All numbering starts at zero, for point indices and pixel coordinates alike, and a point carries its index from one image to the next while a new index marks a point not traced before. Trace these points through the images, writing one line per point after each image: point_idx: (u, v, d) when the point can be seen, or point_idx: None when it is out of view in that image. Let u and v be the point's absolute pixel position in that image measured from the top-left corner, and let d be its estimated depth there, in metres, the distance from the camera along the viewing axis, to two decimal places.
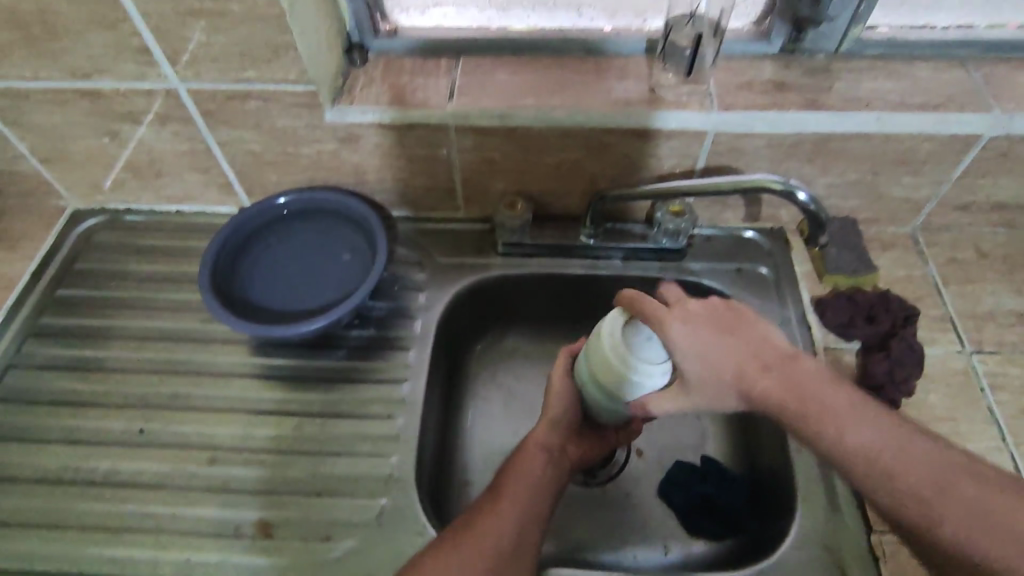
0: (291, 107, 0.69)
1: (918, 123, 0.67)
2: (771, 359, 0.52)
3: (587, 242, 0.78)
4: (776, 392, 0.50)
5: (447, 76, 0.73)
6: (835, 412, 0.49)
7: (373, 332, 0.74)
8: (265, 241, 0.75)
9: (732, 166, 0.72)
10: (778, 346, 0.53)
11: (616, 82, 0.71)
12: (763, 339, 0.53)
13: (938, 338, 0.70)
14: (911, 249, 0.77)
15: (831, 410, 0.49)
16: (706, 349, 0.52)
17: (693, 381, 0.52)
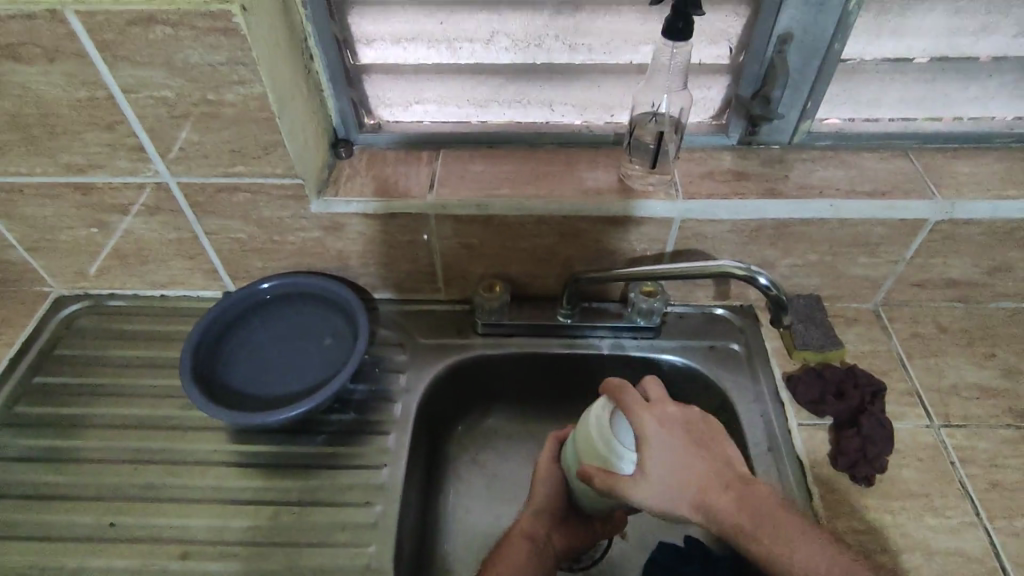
0: (277, 198, 0.72)
1: (868, 209, 0.71)
2: (732, 479, 0.58)
3: (565, 322, 0.80)
4: (734, 512, 0.56)
5: (427, 168, 0.77)
6: (787, 538, 0.55)
7: (353, 416, 0.74)
8: (248, 326, 0.77)
9: (699, 249, 0.76)
10: (737, 468, 0.59)
11: (587, 173, 0.76)
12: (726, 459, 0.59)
13: (906, 413, 0.72)
14: (875, 324, 0.81)
15: (783, 535, 0.55)
16: (678, 459, 0.58)
17: (657, 483, 0.56)
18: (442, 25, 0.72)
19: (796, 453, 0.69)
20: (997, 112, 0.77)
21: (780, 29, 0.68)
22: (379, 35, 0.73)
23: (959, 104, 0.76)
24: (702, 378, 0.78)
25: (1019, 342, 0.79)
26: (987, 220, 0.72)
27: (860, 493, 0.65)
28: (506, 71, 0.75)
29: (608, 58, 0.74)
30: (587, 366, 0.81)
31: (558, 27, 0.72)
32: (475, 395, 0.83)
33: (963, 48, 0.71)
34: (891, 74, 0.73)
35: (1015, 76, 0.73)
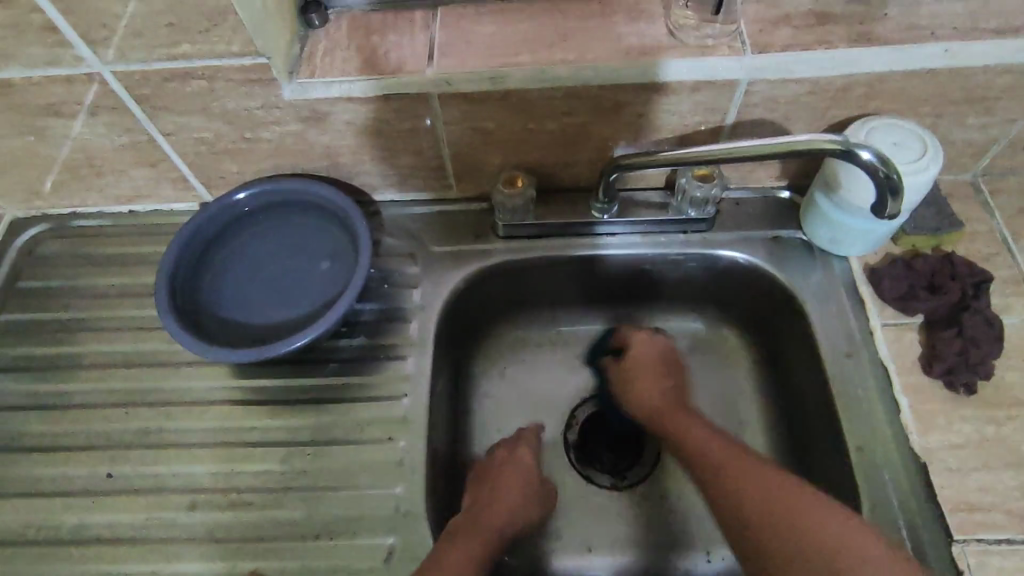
0: (240, 85, 0.57)
1: (994, 52, 0.55)
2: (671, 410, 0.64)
3: (600, 216, 0.67)
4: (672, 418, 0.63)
5: (424, 33, 0.61)
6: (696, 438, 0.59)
7: (364, 341, 0.65)
8: (231, 243, 0.66)
9: (768, 119, 0.61)
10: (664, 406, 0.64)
11: (628, 27, 0.59)
12: (670, 386, 0.67)
13: (1013, 305, 0.61)
14: (973, 200, 0.67)
15: (693, 437, 0.59)
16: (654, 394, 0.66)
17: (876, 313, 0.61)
18: None
19: (878, 357, 0.59)
20: None
21: None
22: None
23: None
24: (764, 275, 0.66)
25: None
26: None
27: (957, 403, 0.56)
28: None
29: None
30: (626, 268, 0.70)
31: None
32: (500, 306, 0.74)
33: None
34: None
35: None
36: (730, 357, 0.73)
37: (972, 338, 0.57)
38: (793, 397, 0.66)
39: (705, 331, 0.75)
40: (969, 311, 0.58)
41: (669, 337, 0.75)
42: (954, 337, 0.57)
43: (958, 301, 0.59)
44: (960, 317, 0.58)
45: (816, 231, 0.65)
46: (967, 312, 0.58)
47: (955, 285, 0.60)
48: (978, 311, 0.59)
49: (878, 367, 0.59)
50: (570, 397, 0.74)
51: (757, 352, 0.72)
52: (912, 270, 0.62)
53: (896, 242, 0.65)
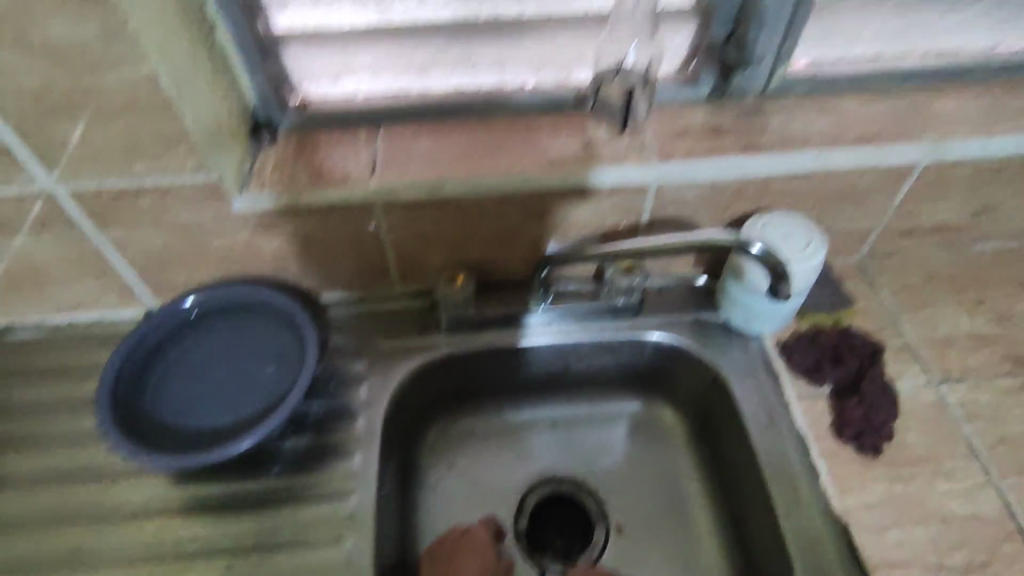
0: (192, 199, 0.61)
1: (856, 157, 0.66)
2: None
3: (537, 308, 0.72)
4: None
5: (367, 149, 0.67)
6: None
7: (310, 440, 0.65)
8: (177, 348, 0.67)
9: (678, 216, 0.69)
10: None
11: (549, 141, 0.67)
12: None
13: (905, 372, 0.68)
14: (863, 279, 0.76)
15: None
16: None
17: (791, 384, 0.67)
18: None
19: (796, 426, 0.64)
20: (977, 41, 0.72)
21: None
22: None
23: (940, 36, 0.71)
24: (689, 355, 0.72)
25: (1008, 284, 0.76)
26: (975, 159, 0.68)
27: (868, 464, 0.62)
28: (446, 29, 0.65)
29: (561, 6, 0.64)
30: (563, 355, 0.74)
31: None
32: (447, 397, 0.76)
33: None
34: (869, 5, 0.67)
35: None
36: (668, 433, 0.77)
37: (872, 404, 0.64)
38: (727, 468, 0.70)
39: (644, 411, 0.79)
40: (866, 381, 0.66)
41: (610, 418, 0.79)
42: (857, 404, 0.64)
43: (856, 371, 0.67)
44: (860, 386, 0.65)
45: (728, 313, 0.71)
46: (865, 381, 0.66)
47: (852, 357, 0.67)
48: (873, 380, 0.66)
49: (797, 435, 0.64)
50: (518, 485, 0.75)
51: (692, 428, 0.75)
52: (816, 344, 0.69)
53: (801, 319, 0.72)
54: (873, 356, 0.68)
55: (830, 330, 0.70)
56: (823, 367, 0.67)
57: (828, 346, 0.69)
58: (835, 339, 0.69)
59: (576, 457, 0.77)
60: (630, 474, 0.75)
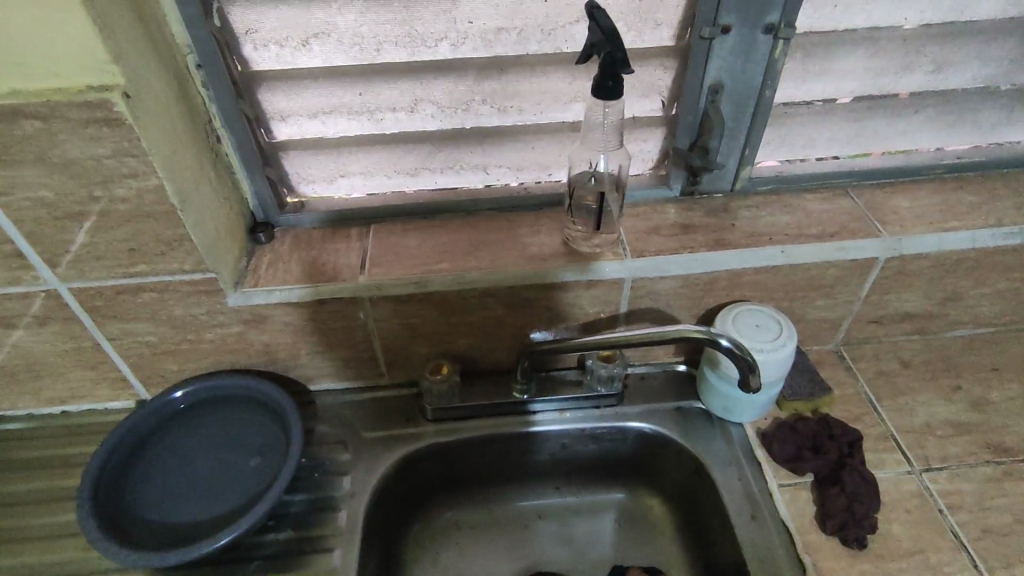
0: (189, 296, 0.64)
1: (820, 252, 0.69)
2: None
3: (521, 397, 0.74)
4: None
5: (358, 246, 0.71)
6: None
7: (291, 534, 0.65)
8: (164, 439, 0.68)
9: (654, 308, 0.72)
10: None
11: (530, 239, 0.71)
12: None
13: (886, 460, 0.68)
14: (840, 366, 0.78)
15: None
16: None
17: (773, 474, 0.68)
18: (362, 95, 0.67)
19: (780, 519, 0.64)
20: (925, 144, 0.78)
21: (710, 79, 0.66)
22: (294, 111, 0.67)
23: (889, 139, 0.77)
24: (671, 443, 0.73)
25: (981, 370, 0.77)
26: (934, 253, 0.71)
27: (854, 557, 0.61)
28: (434, 138, 0.71)
29: (540, 118, 0.71)
30: (548, 443, 0.75)
31: (485, 91, 0.68)
32: (431, 487, 0.76)
33: (886, 86, 0.71)
34: (821, 114, 0.73)
35: (938, 109, 0.74)
36: (655, 525, 0.76)
37: (854, 494, 0.64)
38: (713, 561, 0.69)
39: (630, 501, 0.78)
40: (847, 469, 0.65)
41: (596, 509, 0.78)
42: (839, 493, 0.64)
43: (837, 459, 0.67)
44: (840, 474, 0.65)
45: (710, 402, 0.73)
46: (846, 469, 0.65)
47: (832, 446, 0.68)
48: (855, 468, 0.66)
49: (781, 527, 0.63)
50: None
51: (678, 519, 0.75)
52: (795, 433, 0.70)
53: (780, 407, 0.73)
54: (854, 445, 0.68)
55: (811, 420, 0.71)
56: (804, 457, 0.68)
57: (809, 435, 0.69)
58: (815, 428, 0.70)
59: (563, 550, 0.75)
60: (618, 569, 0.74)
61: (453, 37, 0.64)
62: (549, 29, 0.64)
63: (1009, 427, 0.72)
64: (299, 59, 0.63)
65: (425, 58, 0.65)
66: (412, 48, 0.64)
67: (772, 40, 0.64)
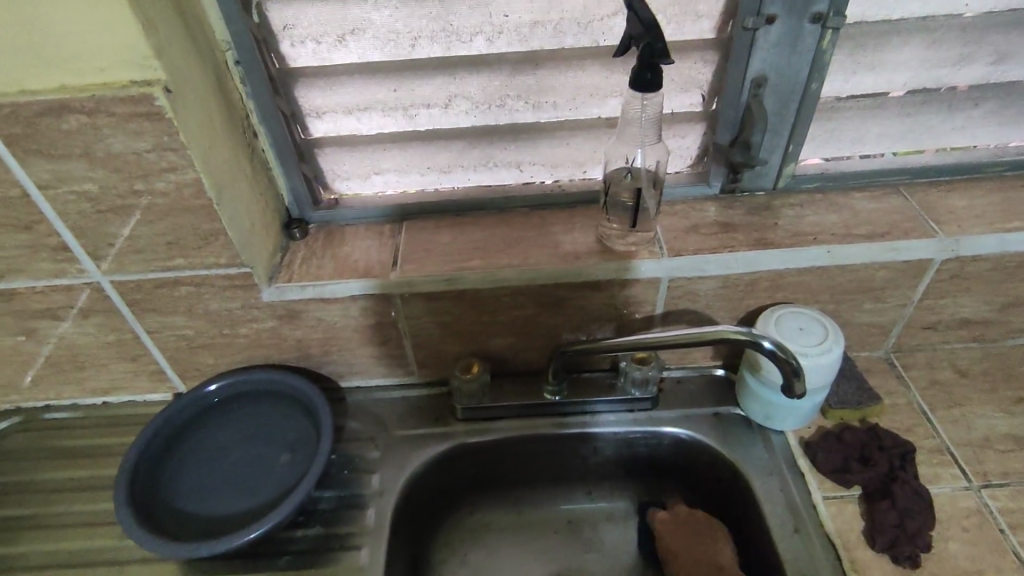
0: (225, 290, 0.65)
1: (869, 253, 0.66)
2: None
3: (553, 398, 0.72)
4: None
5: (390, 243, 0.71)
6: None
7: (320, 530, 0.65)
8: (199, 432, 0.68)
9: (692, 309, 0.70)
10: None
11: (563, 236, 0.70)
12: None
13: (941, 474, 0.64)
14: (890, 373, 0.74)
15: None
16: None
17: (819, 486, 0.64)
18: (396, 91, 0.67)
19: (825, 533, 0.61)
20: (985, 140, 0.74)
21: (753, 72, 0.64)
22: (329, 107, 0.68)
23: (945, 135, 0.73)
24: (708, 450, 0.70)
25: None
26: (995, 255, 0.67)
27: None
28: (468, 135, 0.71)
29: (575, 114, 0.70)
30: (579, 447, 0.73)
31: (519, 86, 0.67)
32: (460, 488, 0.75)
33: (943, 78, 0.67)
34: (872, 108, 0.69)
35: (999, 103, 0.70)
36: None
37: (906, 510, 0.60)
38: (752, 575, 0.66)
39: (664, 508, 0.76)
40: (899, 483, 0.62)
41: (630, 516, 0.76)
42: (889, 508, 0.60)
43: (887, 472, 0.63)
44: (891, 488, 0.61)
45: (750, 407, 0.70)
46: (897, 483, 0.62)
47: (882, 457, 0.64)
48: (907, 482, 0.62)
49: (826, 542, 0.60)
50: None
51: None
52: (842, 443, 0.66)
53: (825, 415, 0.70)
54: (905, 457, 0.64)
55: (858, 429, 0.67)
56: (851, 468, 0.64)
57: (857, 446, 0.66)
58: (863, 438, 0.66)
59: (594, 557, 0.73)
60: None
61: (488, 31, 0.63)
62: (585, 22, 0.63)
63: None
64: (334, 55, 0.64)
65: (459, 53, 0.64)
66: (447, 42, 0.64)
67: (820, 30, 0.61)
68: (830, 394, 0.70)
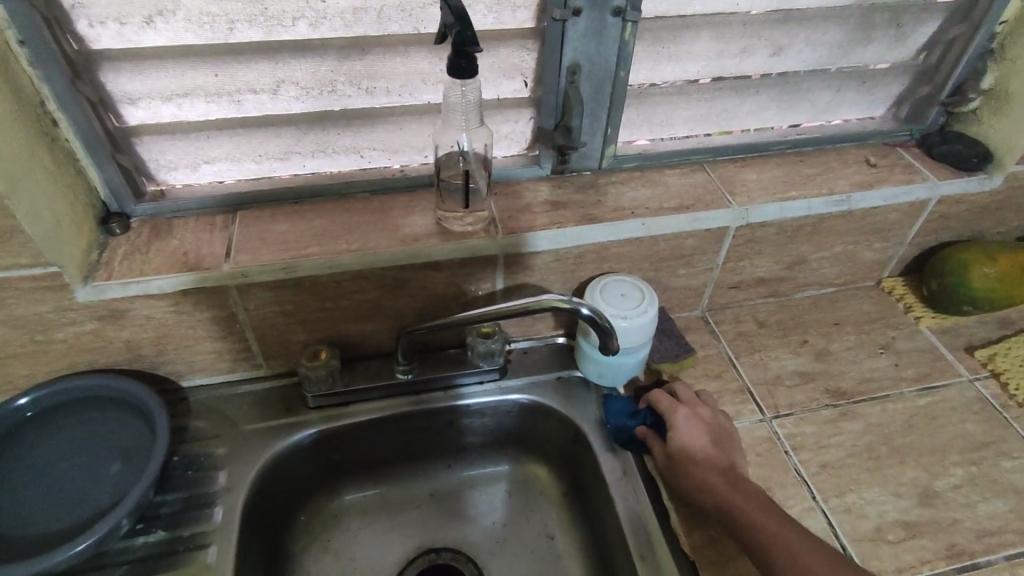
0: (31, 292, 0.60)
1: (676, 223, 0.74)
2: None
3: (404, 377, 0.74)
4: None
5: (224, 234, 0.69)
6: None
7: (161, 535, 0.62)
8: (13, 448, 0.63)
9: (529, 282, 0.75)
10: None
11: (403, 220, 0.72)
12: None
13: (742, 411, 0.75)
14: (704, 329, 0.84)
15: None
16: None
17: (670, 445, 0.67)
18: (216, 76, 0.64)
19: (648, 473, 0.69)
20: (772, 122, 0.85)
21: (568, 60, 0.69)
22: (142, 93, 0.64)
23: (739, 118, 0.83)
24: (551, 411, 0.76)
25: (825, 325, 0.86)
26: (778, 220, 0.78)
27: None
28: (300, 120, 0.70)
29: (407, 99, 0.71)
30: (434, 422, 0.76)
31: (348, 72, 0.68)
32: (318, 475, 0.75)
33: (731, 68, 0.77)
34: (677, 94, 0.77)
35: (778, 89, 0.81)
36: (542, 492, 0.79)
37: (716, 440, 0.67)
38: (592, 518, 0.73)
39: (518, 471, 0.81)
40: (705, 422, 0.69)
41: (487, 482, 0.81)
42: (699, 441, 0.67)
43: (698, 411, 0.70)
44: (701, 425, 0.68)
45: (586, 369, 0.76)
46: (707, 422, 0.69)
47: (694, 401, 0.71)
48: (716, 422, 0.70)
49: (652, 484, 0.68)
50: (395, 559, 0.74)
51: (562, 483, 0.78)
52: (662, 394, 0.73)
53: (650, 370, 0.78)
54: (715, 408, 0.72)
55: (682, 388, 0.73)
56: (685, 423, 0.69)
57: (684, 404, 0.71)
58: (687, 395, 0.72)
59: (454, 524, 0.77)
60: (508, 538, 0.76)
61: (310, 17, 0.63)
62: (407, 9, 0.64)
63: (846, 374, 0.80)
64: (142, 37, 0.60)
65: (282, 37, 0.64)
66: (267, 26, 0.63)
67: (622, 22, 0.67)
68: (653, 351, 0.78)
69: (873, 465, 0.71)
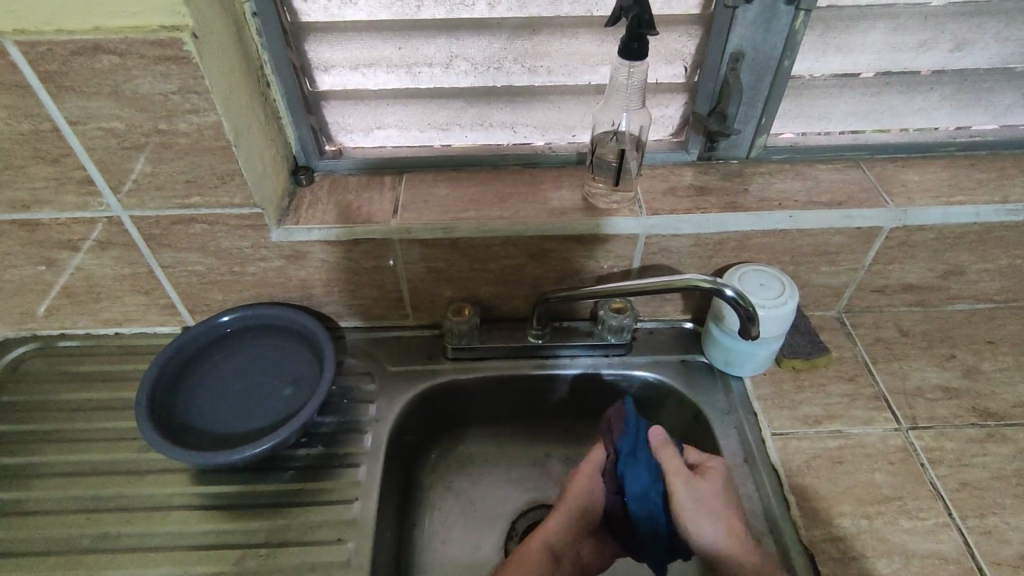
0: (236, 229, 0.70)
1: (827, 219, 0.73)
2: None
3: (536, 341, 0.79)
4: None
5: (391, 193, 0.76)
6: None
7: (320, 450, 0.72)
8: (210, 360, 0.75)
9: (665, 264, 0.76)
10: None
11: (551, 194, 0.76)
12: None
13: (875, 417, 0.73)
14: (839, 331, 0.82)
15: None
16: None
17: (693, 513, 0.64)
18: (401, 50, 0.71)
19: (771, 462, 0.69)
20: (940, 123, 0.80)
21: (731, 47, 0.69)
22: (337, 61, 0.72)
23: (904, 116, 0.79)
24: (673, 392, 0.78)
25: (977, 342, 0.81)
26: (938, 225, 0.74)
27: (836, 500, 0.66)
28: (467, 94, 0.76)
29: (567, 79, 0.75)
30: (558, 387, 0.80)
31: (516, 51, 0.72)
32: (448, 421, 0.82)
33: (903, 62, 0.74)
34: (840, 87, 0.75)
35: (954, 87, 0.76)
36: None
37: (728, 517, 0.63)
38: None
39: None
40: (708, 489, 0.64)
41: None
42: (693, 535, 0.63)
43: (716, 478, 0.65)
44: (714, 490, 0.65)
45: (713, 355, 0.77)
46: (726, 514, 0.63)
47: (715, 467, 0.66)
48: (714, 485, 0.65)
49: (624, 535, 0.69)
50: (510, 508, 0.79)
51: None
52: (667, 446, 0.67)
53: (779, 364, 0.78)
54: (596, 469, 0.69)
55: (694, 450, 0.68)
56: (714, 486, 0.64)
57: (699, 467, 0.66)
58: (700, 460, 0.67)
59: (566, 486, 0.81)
60: None
61: None
62: None
63: (997, 395, 0.75)
64: (345, 12, 0.68)
65: (462, 16, 0.69)
66: (451, 5, 0.68)
67: (794, 11, 0.67)
68: (784, 345, 0.78)
69: (1021, 492, 0.67)
